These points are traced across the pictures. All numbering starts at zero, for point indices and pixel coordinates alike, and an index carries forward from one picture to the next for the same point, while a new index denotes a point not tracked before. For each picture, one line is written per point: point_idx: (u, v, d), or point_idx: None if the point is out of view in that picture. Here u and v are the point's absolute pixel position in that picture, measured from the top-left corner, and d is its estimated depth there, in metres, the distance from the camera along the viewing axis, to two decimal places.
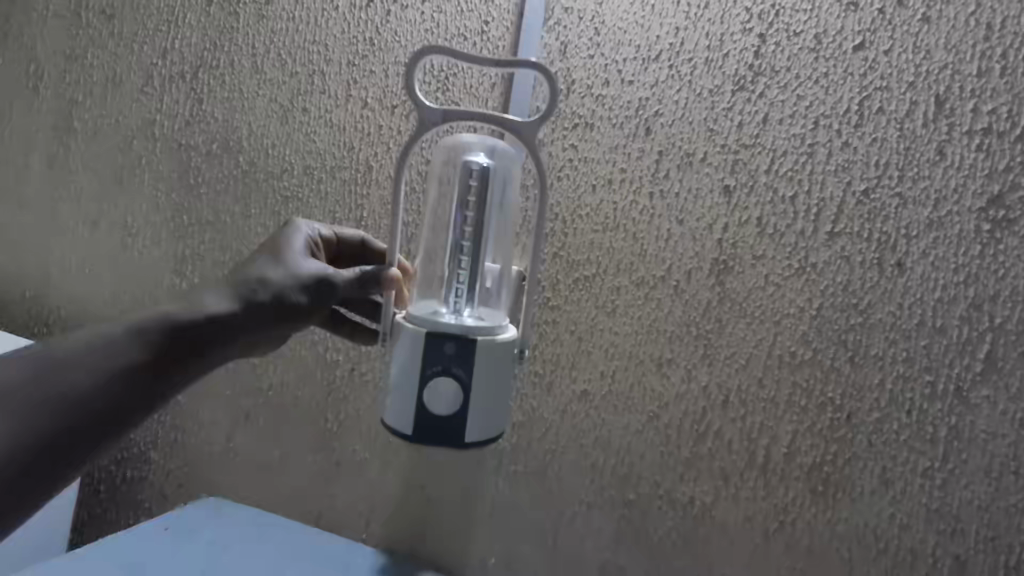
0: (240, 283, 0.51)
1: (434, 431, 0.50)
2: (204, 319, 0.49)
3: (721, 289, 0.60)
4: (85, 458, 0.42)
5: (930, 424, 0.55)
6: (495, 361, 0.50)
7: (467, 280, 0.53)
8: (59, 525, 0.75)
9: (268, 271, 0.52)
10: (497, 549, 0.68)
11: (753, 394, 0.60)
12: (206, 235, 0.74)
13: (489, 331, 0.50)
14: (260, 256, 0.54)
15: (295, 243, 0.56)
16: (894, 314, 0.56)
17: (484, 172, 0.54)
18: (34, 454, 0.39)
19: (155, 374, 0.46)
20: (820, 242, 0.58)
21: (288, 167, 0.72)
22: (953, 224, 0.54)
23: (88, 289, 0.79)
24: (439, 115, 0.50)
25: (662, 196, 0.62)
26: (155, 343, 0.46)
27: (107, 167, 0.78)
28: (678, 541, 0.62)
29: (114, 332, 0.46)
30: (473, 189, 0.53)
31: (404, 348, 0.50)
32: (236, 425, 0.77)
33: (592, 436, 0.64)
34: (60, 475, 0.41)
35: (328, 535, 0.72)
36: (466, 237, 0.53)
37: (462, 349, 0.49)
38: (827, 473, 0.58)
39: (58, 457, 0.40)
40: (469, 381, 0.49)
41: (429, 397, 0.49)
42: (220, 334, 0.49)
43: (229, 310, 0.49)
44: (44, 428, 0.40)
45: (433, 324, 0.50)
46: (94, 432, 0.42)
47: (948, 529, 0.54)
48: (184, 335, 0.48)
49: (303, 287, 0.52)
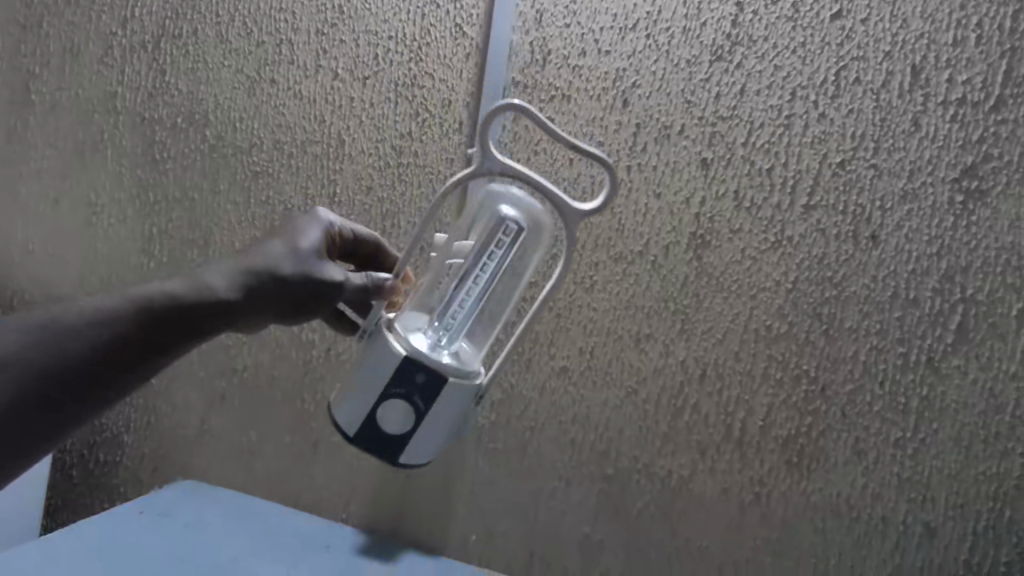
0: (247, 269, 0.49)
1: (373, 443, 0.49)
2: (211, 298, 0.47)
3: (698, 264, 0.60)
4: (62, 431, 0.42)
5: (902, 395, 0.56)
6: (457, 402, 0.50)
7: (459, 319, 0.52)
8: (35, 506, 0.78)
9: (277, 262, 0.49)
10: (478, 526, 0.68)
11: (729, 367, 0.60)
12: (174, 212, 0.72)
13: (463, 373, 0.50)
14: (271, 241, 0.51)
15: (310, 234, 0.52)
16: (869, 287, 0.56)
17: (517, 230, 0.53)
18: (20, 410, 0.40)
19: (146, 344, 0.45)
20: (796, 216, 0.57)
21: (256, 141, 0.70)
22: (927, 196, 0.55)
23: (52, 269, 0.76)
24: (498, 166, 0.47)
25: (639, 169, 0.61)
26: (154, 321, 0.45)
27: (68, 143, 0.75)
28: (656, 514, 0.63)
29: (112, 302, 0.45)
30: (503, 243, 0.53)
31: (375, 363, 0.49)
32: (212, 406, 0.76)
33: (571, 413, 0.64)
34: (34, 447, 0.41)
35: (308, 515, 0.72)
36: (476, 283, 0.53)
37: (431, 384, 0.48)
38: (802, 445, 0.59)
39: (34, 428, 0.40)
40: (426, 413, 0.49)
41: (382, 412, 0.49)
42: (217, 317, 0.48)
43: (232, 295, 0.48)
44: (31, 393, 0.40)
45: (413, 348, 0.49)
46: (75, 404, 0.42)
47: (918, 497, 0.56)
48: (187, 310, 0.47)
49: (307, 281, 0.50)
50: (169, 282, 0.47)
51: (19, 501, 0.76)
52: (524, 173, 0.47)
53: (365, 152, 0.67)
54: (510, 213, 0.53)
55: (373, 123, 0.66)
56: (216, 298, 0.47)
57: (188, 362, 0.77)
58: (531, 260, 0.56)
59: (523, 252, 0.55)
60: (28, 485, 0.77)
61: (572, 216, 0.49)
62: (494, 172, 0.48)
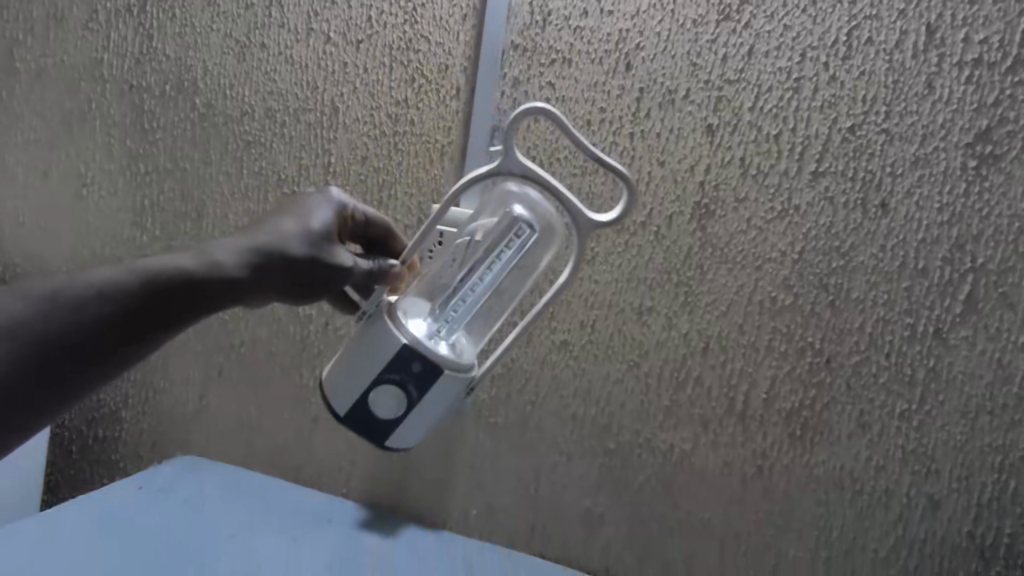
0: (257, 247, 0.46)
1: (362, 424, 0.49)
2: (222, 273, 0.45)
3: (702, 234, 0.59)
4: (61, 403, 0.39)
5: (908, 367, 0.55)
6: (451, 393, 0.49)
7: (463, 310, 0.51)
8: (35, 479, 0.78)
9: (288, 242, 0.47)
10: (479, 501, 0.67)
11: (733, 339, 0.59)
12: (166, 184, 0.71)
13: (461, 366, 0.49)
14: (282, 219, 0.49)
15: (321, 213, 0.50)
16: (877, 257, 0.55)
17: (530, 232, 0.51)
18: (25, 374, 0.37)
19: (155, 317, 0.43)
20: (803, 183, 0.56)
21: (247, 109, 0.68)
22: (939, 161, 0.53)
23: (44, 243, 0.75)
24: (519, 168, 0.47)
25: (643, 136, 0.59)
26: (161, 292, 0.43)
27: (55, 113, 0.73)
28: (657, 488, 0.62)
29: (119, 273, 0.42)
30: (513, 243, 0.51)
31: (372, 347, 0.48)
32: (210, 382, 0.76)
33: (572, 386, 0.64)
34: (33, 419, 0.38)
35: (308, 490, 0.72)
36: (484, 278, 0.52)
37: (428, 374, 0.48)
38: (805, 418, 0.58)
39: (35, 399, 0.38)
40: (418, 402, 0.48)
41: (375, 396, 0.48)
42: (225, 294, 0.46)
43: (240, 273, 0.45)
44: (35, 357, 0.38)
45: (413, 337, 0.48)
46: (79, 378, 0.40)
47: (922, 469, 0.55)
48: (196, 286, 0.44)
49: (315, 261, 0.48)
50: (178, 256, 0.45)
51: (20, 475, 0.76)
52: (543, 177, 0.47)
53: (360, 120, 0.65)
54: (522, 213, 0.51)
55: (367, 89, 0.65)
56: (226, 274, 0.45)
57: (185, 337, 0.76)
58: (540, 260, 0.54)
59: (533, 253, 0.53)
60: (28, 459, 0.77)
61: (584, 228, 0.48)
62: (514, 172, 0.47)
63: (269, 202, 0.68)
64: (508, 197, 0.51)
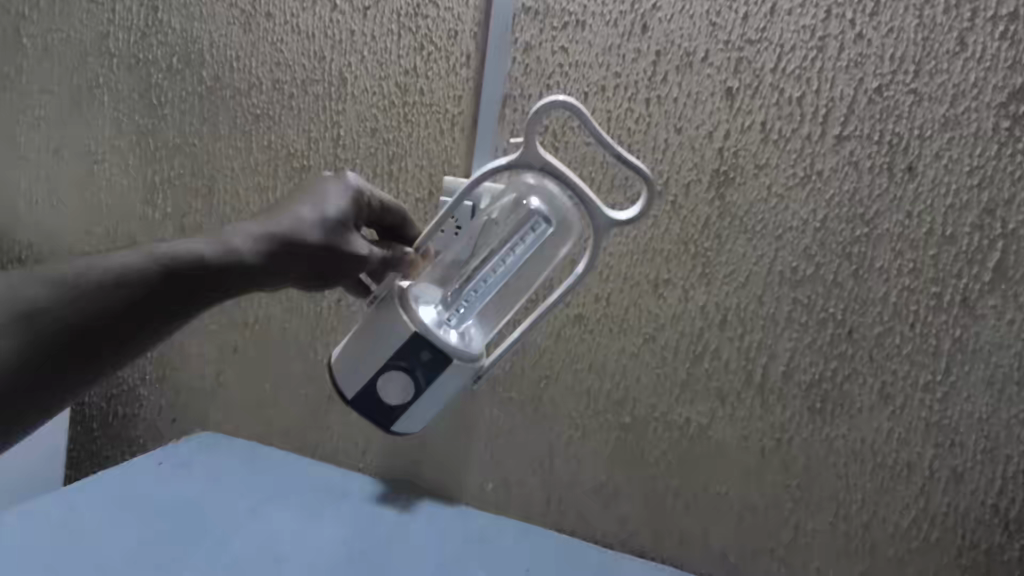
0: (273, 234, 0.43)
1: (367, 407, 0.49)
2: (237, 260, 0.42)
3: (721, 203, 0.57)
4: (74, 388, 0.37)
5: (933, 337, 0.54)
6: (456, 382, 0.49)
7: (476, 299, 0.50)
8: (60, 453, 0.80)
9: (305, 229, 0.44)
10: (494, 476, 0.67)
11: (752, 311, 0.58)
12: (176, 160, 0.70)
13: (468, 357, 0.48)
14: (299, 203, 0.45)
15: (337, 196, 0.47)
16: (902, 224, 0.53)
17: (545, 225, 0.50)
18: (38, 356, 0.35)
19: (171, 304, 0.40)
20: (827, 147, 0.54)
21: (255, 81, 0.67)
22: (970, 122, 0.51)
23: (59, 221, 0.75)
24: (540, 161, 0.46)
25: (659, 102, 0.57)
26: (178, 277, 0.40)
27: (63, 89, 0.72)
28: (673, 462, 0.62)
29: (136, 259, 0.40)
30: (528, 237, 0.51)
31: (381, 332, 0.47)
32: (226, 359, 0.76)
33: (588, 360, 0.63)
34: (42, 405, 0.36)
35: (325, 465, 0.73)
36: (498, 270, 0.51)
37: (436, 363, 0.47)
38: (826, 390, 0.57)
39: (45, 383, 0.36)
40: (423, 390, 0.48)
41: (382, 381, 0.48)
42: (240, 281, 0.43)
43: (257, 262, 0.43)
44: (46, 341, 0.36)
45: (422, 325, 0.47)
46: (94, 361, 0.38)
47: (946, 442, 0.54)
48: (214, 274, 0.41)
49: (332, 248, 0.45)
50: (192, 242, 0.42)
51: (47, 447, 0.78)
52: (562, 172, 0.46)
53: (369, 91, 0.64)
54: (540, 207, 0.50)
55: (376, 58, 0.63)
56: (241, 262, 0.42)
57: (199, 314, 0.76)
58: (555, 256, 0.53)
59: (548, 248, 0.52)
60: (55, 433, 0.78)
61: (600, 226, 0.47)
62: (534, 165, 0.46)
63: (280, 177, 0.67)
64: (526, 190, 0.50)
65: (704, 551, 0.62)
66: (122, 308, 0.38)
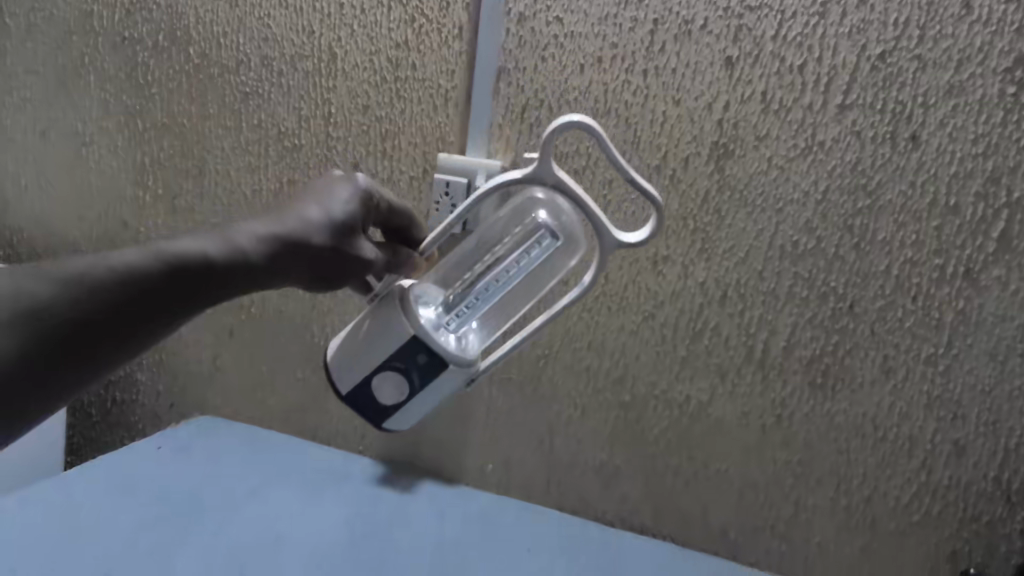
0: (279, 234, 0.42)
1: (359, 404, 0.48)
2: (242, 259, 0.40)
3: (720, 176, 0.56)
4: (72, 387, 0.35)
5: (936, 309, 0.53)
6: (451, 386, 0.47)
7: (476, 306, 0.48)
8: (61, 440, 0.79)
9: (312, 230, 0.42)
10: (494, 457, 0.67)
11: (752, 287, 0.57)
12: (165, 141, 0.69)
13: (464, 363, 0.46)
14: (305, 202, 0.44)
15: (343, 196, 0.45)
16: (906, 194, 0.52)
17: (552, 241, 0.47)
18: (42, 351, 0.33)
19: (175, 303, 0.38)
20: (829, 117, 0.53)
21: (243, 58, 0.65)
22: (975, 88, 0.50)
23: (50, 206, 0.74)
24: (551, 176, 0.43)
25: (657, 73, 0.56)
26: (187, 273, 0.39)
27: (48, 70, 0.71)
28: (673, 440, 0.61)
29: (141, 257, 0.37)
30: (533, 250, 0.48)
31: (380, 330, 0.46)
32: (222, 344, 0.75)
33: (587, 339, 0.62)
34: (46, 402, 0.34)
35: (324, 448, 0.72)
36: (501, 280, 0.49)
37: (432, 367, 0.46)
38: (826, 365, 0.56)
39: (43, 379, 0.33)
40: (417, 392, 0.47)
41: (377, 380, 0.47)
42: (243, 281, 0.41)
43: (262, 263, 0.41)
44: (50, 336, 0.33)
45: (421, 328, 0.46)
46: (99, 356, 0.36)
47: (948, 415, 0.54)
48: (218, 273, 0.39)
49: (338, 250, 0.44)
50: (196, 238, 0.40)
51: (50, 434, 0.77)
52: (572, 189, 0.43)
53: (360, 66, 0.62)
54: (547, 220, 0.47)
55: (367, 32, 0.62)
56: (247, 262, 0.40)
57: None
58: (561, 270, 0.50)
59: (554, 262, 0.49)
60: (57, 420, 0.78)
61: (607, 246, 0.43)
62: (546, 182, 0.43)
63: (272, 157, 0.66)
64: (535, 201, 0.47)
65: (705, 528, 0.62)
66: (126, 301, 0.36)
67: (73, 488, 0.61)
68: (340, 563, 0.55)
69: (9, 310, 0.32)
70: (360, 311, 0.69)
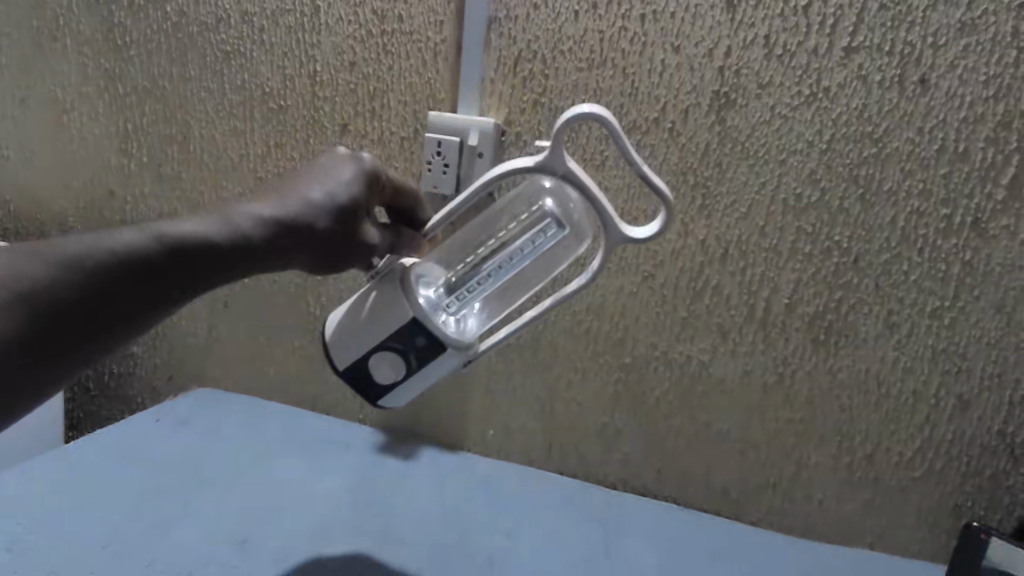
0: (284, 218, 0.39)
1: (354, 379, 0.47)
2: (244, 242, 0.38)
3: (721, 128, 0.54)
4: (76, 364, 0.33)
5: (943, 261, 0.52)
6: (448, 369, 0.46)
7: (478, 290, 0.47)
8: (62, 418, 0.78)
9: (318, 214, 0.40)
10: (494, 422, 0.66)
11: (754, 243, 0.55)
12: (147, 105, 0.67)
13: (463, 348, 0.45)
14: (308, 183, 0.42)
15: (349, 176, 0.43)
16: (913, 142, 0.50)
17: (558, 230, 0.45)
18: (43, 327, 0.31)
19: (174, 283, 0.36)
20: (834, 61, 0.51)
21: (223, 15, 0.63)
22: (987, 26, 0.48)
23: (34, 177, 0.72)
24: (563, 168, 0.40)
25: (655, 19, 0.54)
26: (184, 252, 0.36)
27: (24, 34, 0.69)
28: (674, 401, 0.60)
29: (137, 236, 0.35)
30: (538, 239, 0.46)
31: (380, 309, 0.45)
32: (216, 315, 0.74)
33: (586, 302, 0.61)
34: (46, 380, 0.32)
35: (324, 418, 0.72)
36: (505, 266, 0.47)
37: (431, 349, 0.45)
38: (830, 321, 0.55)
39: (45, 352, 0.31)
40: (413, 373, 0.46)
41: (374, 360, 0.46)
42: (244, 265, 0.39)
43: (265, 248, 0.39)
44: (49, 310, 0.31)
45: (423, 312, 0.44)
46: (99, 332, 0.34)
47: (953, 369, 0.53)
48: (219, 256, 0.37)
49: (344, 235, 0.42)
50: (194, 221, 0.38)
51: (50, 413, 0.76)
52: (583, 182, 0.41)
53: (346, 20, 0.60)
54: (552, 208, 0.44)
55: None
56: (250, 246, 0.38)
57: None
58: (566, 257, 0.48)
59: (561, 250, 0.47)
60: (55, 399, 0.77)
61: (613, 242, 0.41)
62: (556, 172, 0.41)
63: (257, 120, 0.64)
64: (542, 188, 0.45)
65: (707, 488, 0.61)
66: (124, 274, 0.34)
67: (74, 463, 0.61)
68: (341, 527, 0.55)
69: (8, 290, 0.30)
70: (354, 279, 0.68)
